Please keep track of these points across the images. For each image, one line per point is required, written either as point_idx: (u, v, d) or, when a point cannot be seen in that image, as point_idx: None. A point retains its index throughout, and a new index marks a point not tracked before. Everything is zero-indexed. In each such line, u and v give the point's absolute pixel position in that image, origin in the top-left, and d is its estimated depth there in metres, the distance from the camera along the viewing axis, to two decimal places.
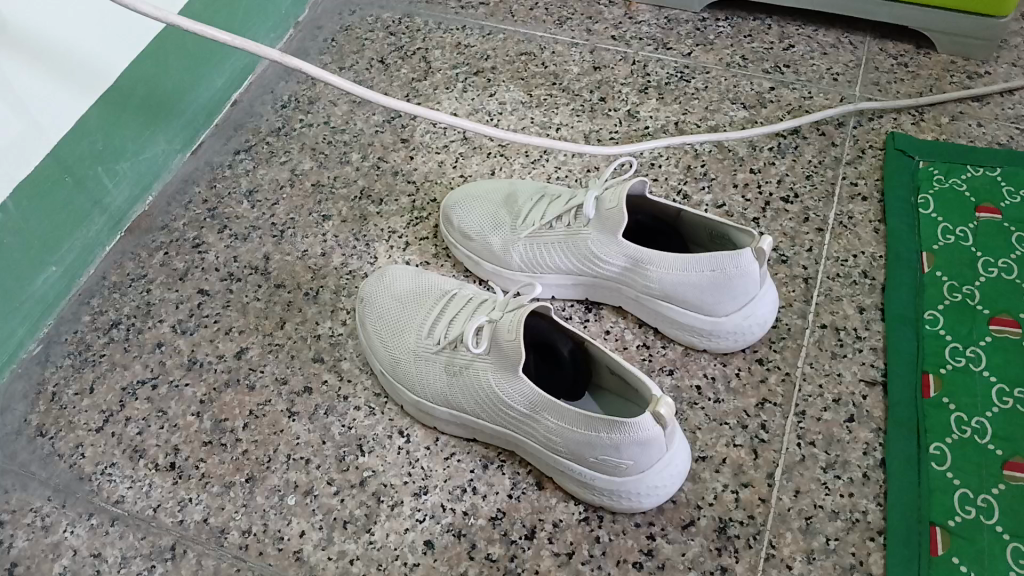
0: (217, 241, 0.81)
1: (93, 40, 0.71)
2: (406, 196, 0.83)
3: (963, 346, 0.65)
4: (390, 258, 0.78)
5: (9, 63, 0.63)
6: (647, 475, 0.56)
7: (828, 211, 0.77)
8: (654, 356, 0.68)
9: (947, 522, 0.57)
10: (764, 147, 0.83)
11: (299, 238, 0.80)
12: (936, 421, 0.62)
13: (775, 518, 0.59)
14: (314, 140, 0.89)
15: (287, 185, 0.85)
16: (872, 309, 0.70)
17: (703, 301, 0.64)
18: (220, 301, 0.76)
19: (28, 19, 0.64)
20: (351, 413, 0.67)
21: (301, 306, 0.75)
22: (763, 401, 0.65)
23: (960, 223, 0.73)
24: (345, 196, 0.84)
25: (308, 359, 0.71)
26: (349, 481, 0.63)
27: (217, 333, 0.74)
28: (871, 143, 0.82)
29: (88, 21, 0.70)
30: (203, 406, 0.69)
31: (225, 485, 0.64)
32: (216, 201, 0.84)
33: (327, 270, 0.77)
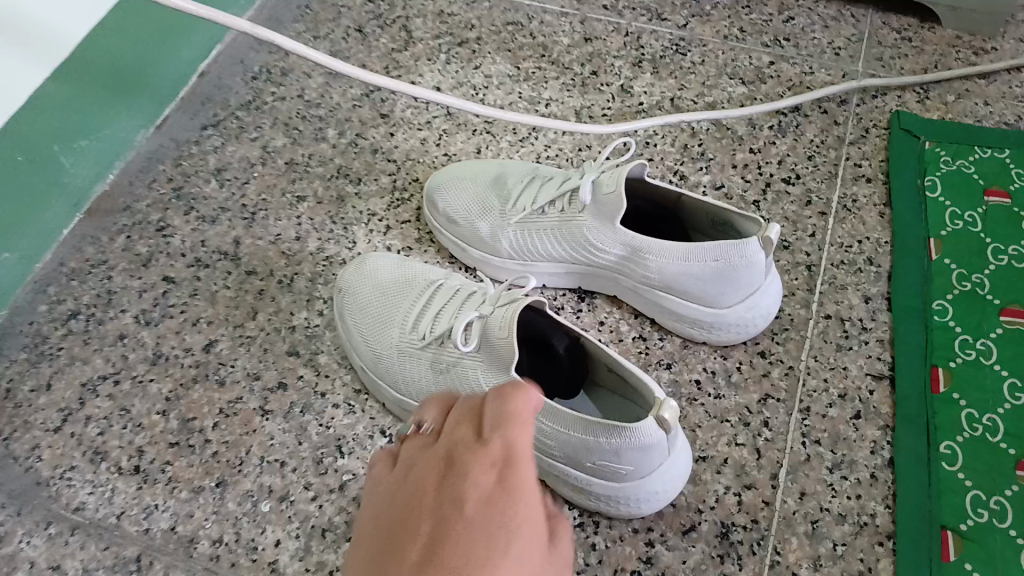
0: (183, 223, 0.75)
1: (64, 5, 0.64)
2: (386, 175, 0.78)
3: (972, 339, 0.62)
4: (370, 243, 0.73)
5: None
6: (647, 481, 0.53)
7: (831, 194, 0.73)
8: (651, 349, 0.64)
9: (959, 526, 0.54)
10: (764, 125, 0.79)
11: (271, 221, 0.75)
12: (946, 418, 0.58)
13: (780, 523, 0.56)
14: (287, 115, 0.83)
15: (258, 163, 0.80)
16: (878, 299, 0.66)
17: (704, 293, 0.60)
18: (187, 290, 0.71)
19: None
20: (329, 411, 0.63)
21: (274, 295, 0.70)
22: (766, 397, 0.62)
23: (968, 208, 0.70)
24: (321, 175, 0.78)
25: (282, 352, 0.67)
26: (328, 486, 0.59)
27: (183, 325, 0.69)
28: (875, 122, 0.78)
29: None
30: (169, 404, 0.64)
31: (195, 491, 0.60)
32: (182, 180, 0.78)
33: (302, 256, 0.73)
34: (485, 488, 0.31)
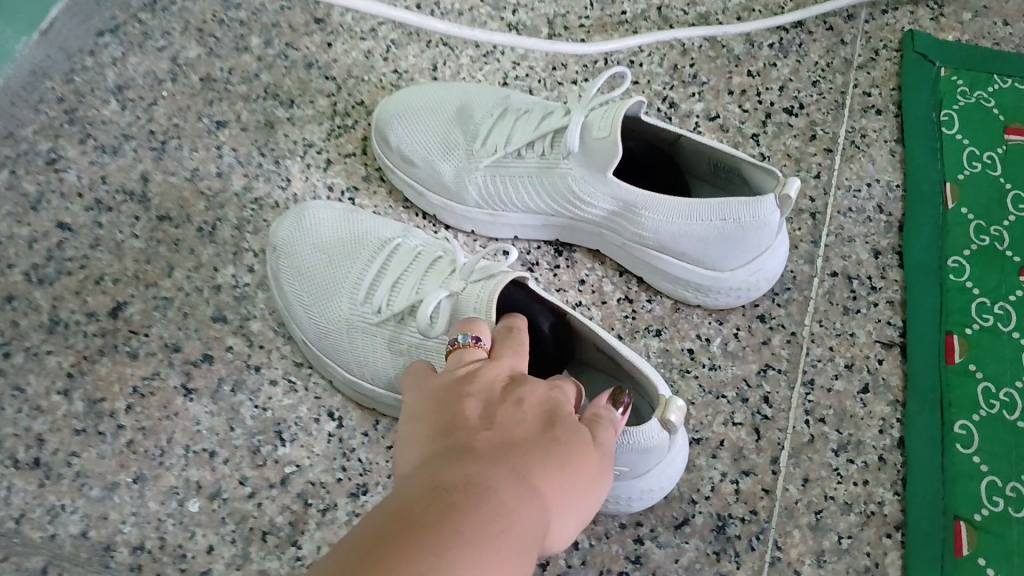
0: (79, 155, 0.62)
1: None
2: (324, 96, 0.66)
3: (991, 302, 0.55)
4: (307, 180, 0.62)
5: None
6: (640, 480, 0.46)
7: (838, 127, 0.65)
8: (637, 314, 0.56)
9: (973, 516, 0.49)
10: (763, 43, 0.69)
11: (186, 153, 0.63)
12: (961, 393, 0.53)
13: (781, 515, 0.50)
14: (200, 16, 0.68)
15: (168, 79, 0.66)
16: (888, 253, 0.59)
17: (705, 255, 0.52)
18: (87, 239, 0.59)
19: None
20: (266, 390, 0.54)
21: (194, 246, 0.59)
22: (766, 368, 0.55)
23: (987, 148, 0.62)
24: (244, 94, 0.65)
25: (207, 318, 0.56)
26: (267, 480, 0.51)
27: (85, 283, 0.57)
28: (885, 43, 0.69)
29: None
30: (72, 381, 0.54)
31: (108, 488, 0.51)
32: (75, 100, 0.64)
33: (226, 197, 0.61)
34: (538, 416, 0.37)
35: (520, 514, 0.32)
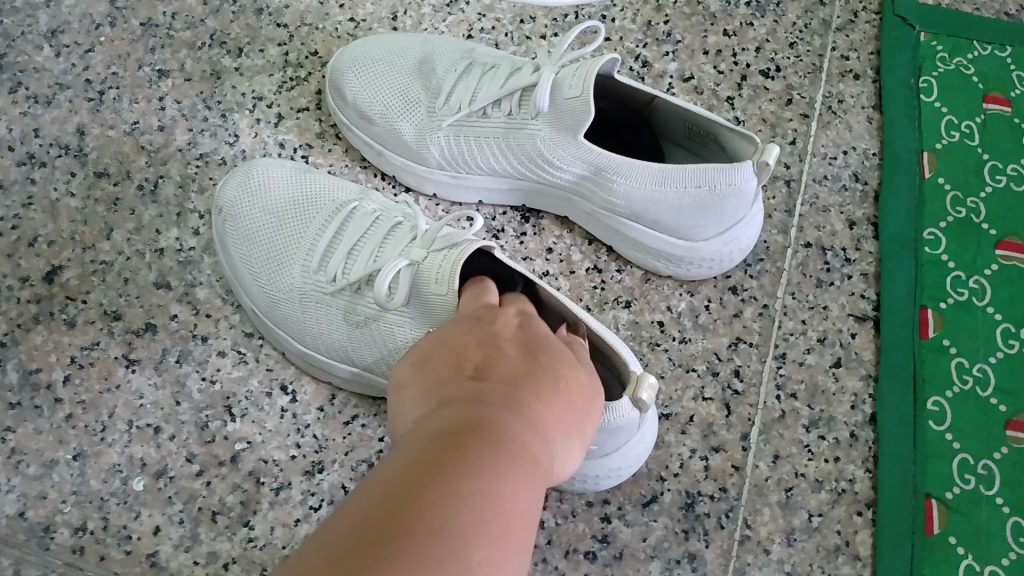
0: (9, 105, 0.58)
1: None
2: (275, 45, 0.61)
3: (966, 275, 0.54)
4: (258, 137, 0.58)
5: None
6: (608, 458, 0.45)
7: (814, 91, 0.63)
8: (607, 284, 0.54)
9: (945, 495, 0.48)
10: (740, 1, 0.66)
11: (125, 104, 0.58)
12: (935, 369, 0.51)
13: (751, 493, 0.49)
14: None
15: (106, 23, 0.61)
16: (863, 224, 0.58)
17: (679, 223, 0.50)
18: (19, 197, 0.55)
19: None
20: (214, 361, 0.51)
21: (135, 207, 0.55)
22: (737, 341, 0.54)
23: (965, 117, 0.60)
24: (189, 42, 0.61)
25: (150, 284, 0.53)
26: (217, 458, 0.48)
27: (16, 245, 0.53)
28: (865, 5, 0.67)
29: None
30: (5, 351, 0.51)
31: (46, 466, 0.48)
32: (4, 44, 0.59)
33: (170, 153, 0.57)
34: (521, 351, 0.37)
35: (530, 447, 0.31)
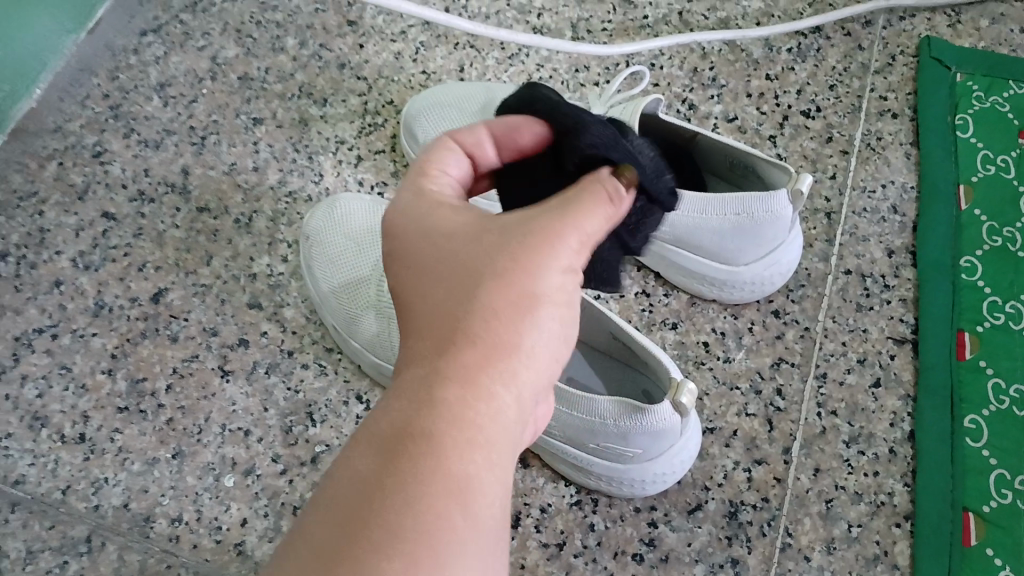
0: (124, 148, 0.66)
1: None
2: (356, 96, 0.68)
3: (1002, 301, 0.57)
4: (339, 176, 0.65)
5: None
6: (654, 463, 0.48)
7: (854, 130, 0.66)
8: (654, 307, 0.58)
9: (982, 508, 0.50)
10: (781, 47, 0.70)
11: (224, 148, 0.66)
12: (972, 389, 0.53)
13: (793, 503, 0.52)
14: (239, 18, 0.71)
15: (207, 78, 0.69)
16: (901, 252, 0.61)
17: (721, 249, 0.54)
18: (131, 229, 0.62)
19: None
20: (298, 373, 0.56)
21: (231, 237, 0.62)
22: (779, 361, 0.57)
23: (1001, 151, 0.63)
24: (280, 93, 0.68)
25: (243, 304, 0.59)
26: (299, 458, 0.54)
27: (128, 269, 0.61)
28: (902, 48, 0.71)
29: None
30: (116, 361, 0.57)
31: (148, 463, 0.54)
32: (120, 96, 0.68)
33: (262, 191, 0.64)
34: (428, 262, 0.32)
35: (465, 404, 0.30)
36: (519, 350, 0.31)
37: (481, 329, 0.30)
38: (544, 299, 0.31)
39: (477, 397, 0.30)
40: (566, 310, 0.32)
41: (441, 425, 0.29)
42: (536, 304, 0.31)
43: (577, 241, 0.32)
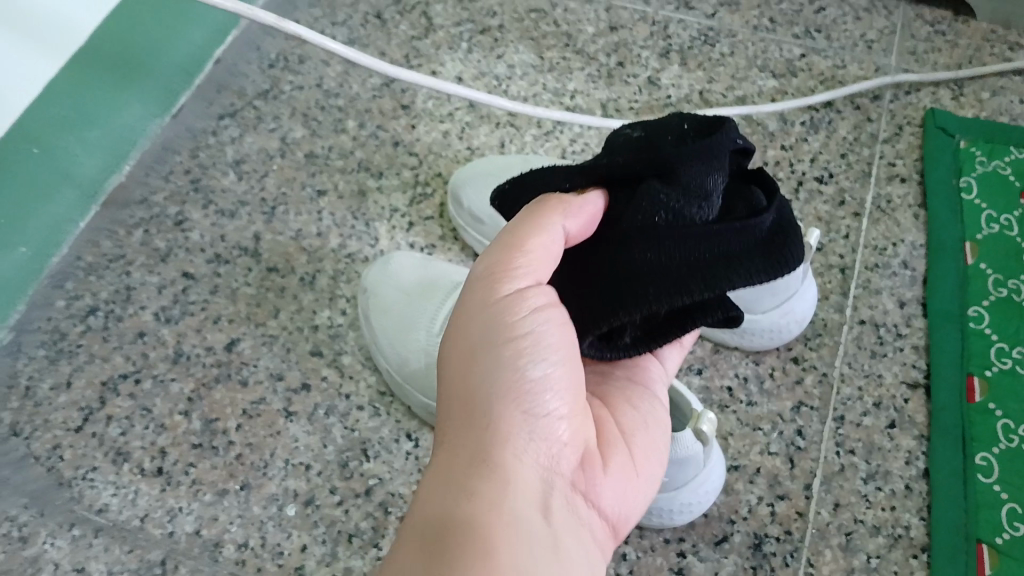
0: (202, 217, 0.74)
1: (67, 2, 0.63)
2: (408, 169, 0.76)
3: (1009, 347, 0.60)
4: (393, 240, 0.72)
5: None
6: (680, 492, 0.52)
7: (864, 193, 0.72)
8: (681, 354, 0.63)
9: (995, 540, 0.53)
10: (795, 121, 0.76)
11: (290, 216, 0.74)
12: (982, 429, 0.57)
13: (814, 535, 0.55)
14: (306, 104, 0.80)
15: (277, 155, 0.77)
16: (912, 304, 0.65)
17: (738, 297, 0.59)
18: (207, 286, 0.70)
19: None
20: (354, 413, 0.62)
21: (296, 293, 0.69)
22: (799, 404, 0.61)
23: (1004, 211, 0.68)
24: (341, 168, 0.76)
25: (305, 352, 0.66)
26: (354, 490, 0.59)
27: (204, 322, 0.68)
28: (909, 120, 0.76)
29: None
30: (191, 404, 0.64)
31: (218, 494, 0.60)
32: (199, 172, 0.77)
33: (324, 253, 0.71)
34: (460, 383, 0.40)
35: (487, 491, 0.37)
36: (504, 402, 0.39)
37: (469, 396, 0.39)
38: (511, 343, 0.39)
39: (478, 453, 0.38)
40: (539, 344, 0.39)
41: (454, 485, 0.37)
42: (504, 349, 0.39)
43: (517, 261, 0.40)
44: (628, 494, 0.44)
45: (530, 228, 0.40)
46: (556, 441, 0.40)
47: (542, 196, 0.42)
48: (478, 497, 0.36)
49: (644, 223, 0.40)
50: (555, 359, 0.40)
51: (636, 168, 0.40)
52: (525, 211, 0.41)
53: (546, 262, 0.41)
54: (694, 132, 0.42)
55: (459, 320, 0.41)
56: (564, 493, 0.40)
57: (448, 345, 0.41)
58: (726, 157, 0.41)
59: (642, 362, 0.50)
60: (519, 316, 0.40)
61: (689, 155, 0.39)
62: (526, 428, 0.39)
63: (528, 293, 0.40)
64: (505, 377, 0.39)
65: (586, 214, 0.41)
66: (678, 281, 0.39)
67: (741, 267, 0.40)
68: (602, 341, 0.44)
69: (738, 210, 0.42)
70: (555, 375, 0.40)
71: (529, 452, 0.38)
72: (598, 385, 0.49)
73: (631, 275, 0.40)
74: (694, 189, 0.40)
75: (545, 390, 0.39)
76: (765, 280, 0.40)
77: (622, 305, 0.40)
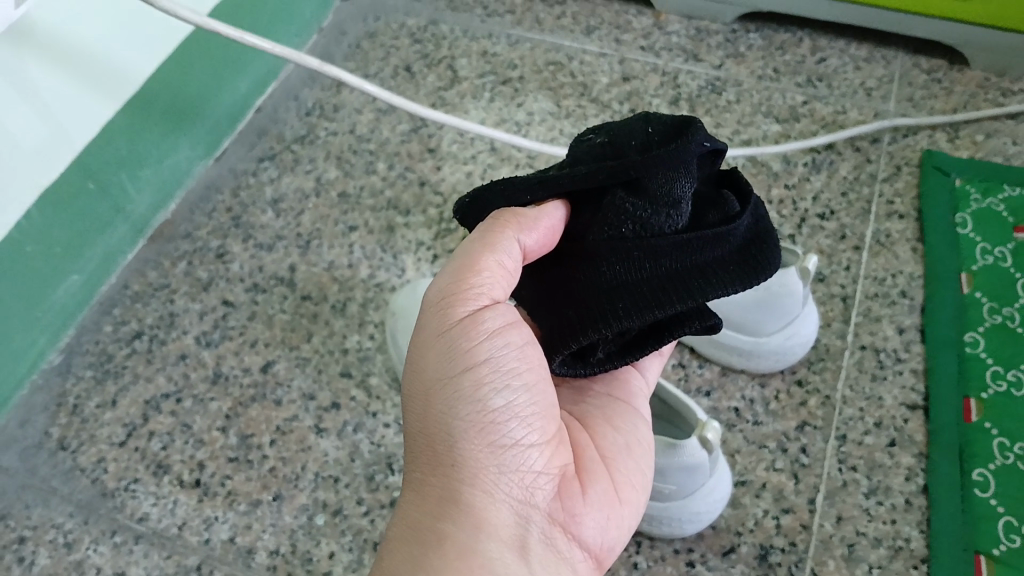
0: (242, 251, 0.79)
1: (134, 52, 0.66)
2: (434, 207, 0.82)
3: (1004, 370, 0.63)
4: (419, 271, 0.77)
5: (54, 79, 0.59)
6: (688, 501, 0.56)
7: (865, 229, 0.76)
8: (689, 377, 0.67)
9: (993, 551, 0.55)
10: (798, 162, 0.81)
11: (324, 250, 0.79)
12: (979, 447, 0.60)
13: (818, 546, 0.58)
14: (339, 148, 0.86)
15: (312, 195, 0.83)
16: (911, 330, 0.68)
17: (746, 320, 0.63)
18: (245, 313, 0.74)
19: (81, 34, 0.60)
20: (380, 430, 0.67)
21: (328, 319, 0.74)
22: (804, 423, 0.64)
23: (999, 243, 0.71)
24: (371, 206, 0.82)
25: (336, 374, 0.70)
26: (380, 502, 0.63)
27: (242, 346, 0.72)
28: (907, 161, 0.81)
29: (136, 38, 0.66)
30: (228, 421, 0.68)
31: (253, 504, 0.63)
32: (240, 210, 0.82)
33: (354, 283, 0.76)
34: (428, 416, 0.43)
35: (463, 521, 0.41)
36: (468, 436, 0.42)
37: (435, 431, 0.43)
38: (471, 374, 0.43)
39: (448, 493, 0.42)
40: (499, 373, 0.43)
41: (431, 526, 0.41)
42: (464, 382, 0.43)
43: (471, 295, 0.43)
44: (608, 515, 0.47)
45: (480, 252, 0.43)
46: (525, 468, 0.44)
47: (497, 213, 0.44)
48: (449, 540, 0.41)
49: (613, 236, 0.43)
50: (516, 385, 0.43)
51: (604, 181, 0.42)
52: (477, 232, 0.44)
53: (501, 284, 0.44)
54: (660, 137, 0.43)
55: (421, 350, 0.44)
56: (536, 509, 0.44)
57: (413, 376, 0.45)
58: (693, 164, 0.43)
59: (623, 380, 0.55)
60: (477, 344, 0.43)
61: (654, 166, 0.42)
62: (492, 460, 0.42)
63: (485, 319, 0.43)
64: (467, 409, 0.42)
65: (545, 228, 0.44)
66: (648, 295, 0.43)
67: (712, 275, 0.44)
68: (575, 359, 0.46)
69: (709, 219, 0.45)
70: (517, 403, 0.43)
71: (497, 486, 0.42)
72: (579, 405, 0.53)
73: (603, 290, 0.43)
74: (662, 199, 0.42)
75: (506, 419, 0.43)
76: (738, 287, 0.44)
77: (594, 321, 0.43)
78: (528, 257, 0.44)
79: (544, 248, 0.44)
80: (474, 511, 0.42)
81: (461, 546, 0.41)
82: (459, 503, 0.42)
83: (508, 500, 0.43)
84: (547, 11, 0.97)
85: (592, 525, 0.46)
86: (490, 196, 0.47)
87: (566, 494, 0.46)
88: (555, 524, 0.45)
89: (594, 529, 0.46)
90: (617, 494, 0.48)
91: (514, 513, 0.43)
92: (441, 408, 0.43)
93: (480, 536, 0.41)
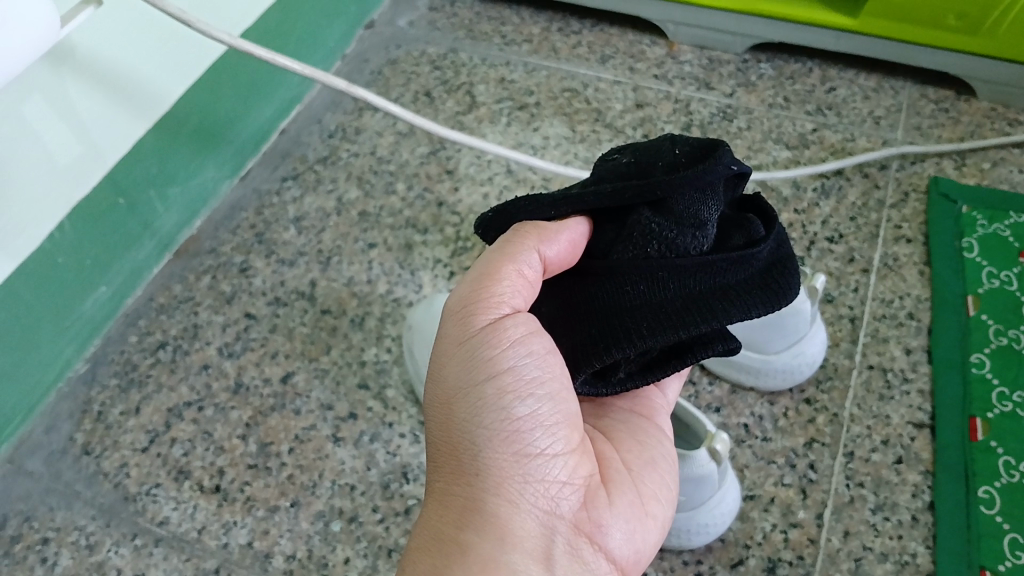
0: (264, 266, 0.81)
1: (168, 81, 0.69)
2: (451, 227, 0.84)
3: (1010, 391, 0.65)
4: (435, 287, 0.79)
5: (91, 98, 0.62)
6: (697, 512, 0.58)
7: (873, 253, 0.77)
8: (700, 393, 0.68)
9: (998, 567, 0.56)
10: (807, 187, 0.82)
11: (344, 266, 0.81)
12: (984, 465, 0.61)
13: (824, 560, 0.59)
14: (360, 169, 0.89)
15: (333, 214, 0.85)
16: (918, 351, 0.69)
17: (754, 339, 0.65)
18: (266, 326, 0.77)
19: (118, 57, 0.63)
20: (396, 440, 0.69)
21: (346, 332, 0.76)
22: (812, 440, 0.65)
23: (1004, 268, 0.72)
24: (390, 224, 0.84)
25: (353, 386, 0.72)
26: (394, 509, 0.65)
27: (263, 357, 0.74)
28: (915, 187, 0.82)
29: (171, 63, 0.69)
30: (249, 429, 0.70)
31: (271, 510, 0.65)
32: (263, 227, 0.84)
33: (372, 298, 0.78)
34: (449, 425, 0.45)
35: (484, 530, 0.42)
36: (493, 445, 0.44)
37: (459, 441, 0.44)
38: (494, 382, 0.44)
39: (472, 502, 0.43)
40: (522, 382, 0.44)
41: (454, 536, 0.42)
42: (488, 390, 0.44)
43: (490, 304, 0.45)
44: (633, 528, 0.48)
45: (503, 263, 0.45)
46: (549, 478, 0.45)
47: (519, 226, 0.46)
48: (474, 549, 0.42)
49: (637, 255, 0.45)
50: (539, 394, 0.44)
51: (629, 199, 0.44)
52: (499, 244, 0.46)
53: (522, 294, 0.46)
54: (686, 158, 0.45)
55: (445, 360, 0.46)
56: (560, 519, 0.45)
57: (436, 387, 0.46)
58: (719, 185, 0.45)
59: (645, 395, 0.56)
60: (501, 353, 0.44)
61: (681, 186, 0.43)
62: (517, 469, 0.44)
63: (507, 327, 0.45)
64: (491, 418, 0.44)
65: (565, 241, 0.45)
66: (671, 315, 0.44)
67: (736, 297, 0.45)
68: (596, 378, 0.48)
69: (735, 241, 0.47)
70: (539, 411, 0.44)
71: (521, 495, 0.44)
72: (602, 419, 0.54)
73: (626, 309, 0.45)
74: (688, 219, 0.44)
75: (529, 427, 0.44)
76: (761, 310, 0.45)
77: (617, 339, 0.44)
78: (549, 269, 0.45)
79: (564, 261, 0.46)
80: (499, 520, 0.43)
81: (486, 554, 0.41)
82: (483, 513, 0.43)
83: (532, 509, 0.44)
84: (563, 40, 1.01)
85: (618, 537, 0.47)
86: (517, 210, 0.49)
87: (591, 504, 0.46)
88: (580, 534, 0.45)
89: (620, 540, 0.47)
90: (642, 506, 0.49)
91: (538, 522, 0.44)
92: (465, 417, 0.44)
93: (505, 544, 0.42)
